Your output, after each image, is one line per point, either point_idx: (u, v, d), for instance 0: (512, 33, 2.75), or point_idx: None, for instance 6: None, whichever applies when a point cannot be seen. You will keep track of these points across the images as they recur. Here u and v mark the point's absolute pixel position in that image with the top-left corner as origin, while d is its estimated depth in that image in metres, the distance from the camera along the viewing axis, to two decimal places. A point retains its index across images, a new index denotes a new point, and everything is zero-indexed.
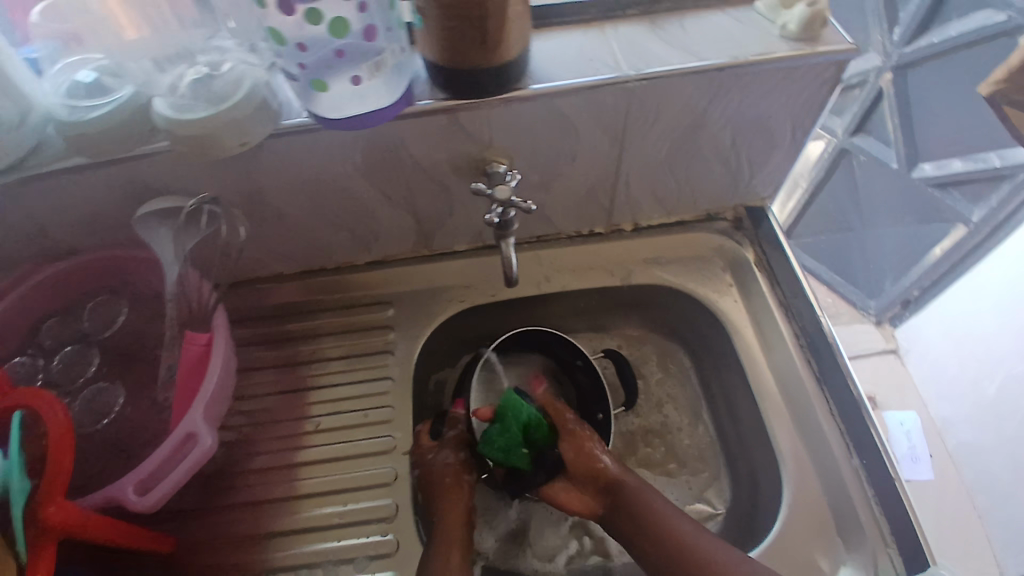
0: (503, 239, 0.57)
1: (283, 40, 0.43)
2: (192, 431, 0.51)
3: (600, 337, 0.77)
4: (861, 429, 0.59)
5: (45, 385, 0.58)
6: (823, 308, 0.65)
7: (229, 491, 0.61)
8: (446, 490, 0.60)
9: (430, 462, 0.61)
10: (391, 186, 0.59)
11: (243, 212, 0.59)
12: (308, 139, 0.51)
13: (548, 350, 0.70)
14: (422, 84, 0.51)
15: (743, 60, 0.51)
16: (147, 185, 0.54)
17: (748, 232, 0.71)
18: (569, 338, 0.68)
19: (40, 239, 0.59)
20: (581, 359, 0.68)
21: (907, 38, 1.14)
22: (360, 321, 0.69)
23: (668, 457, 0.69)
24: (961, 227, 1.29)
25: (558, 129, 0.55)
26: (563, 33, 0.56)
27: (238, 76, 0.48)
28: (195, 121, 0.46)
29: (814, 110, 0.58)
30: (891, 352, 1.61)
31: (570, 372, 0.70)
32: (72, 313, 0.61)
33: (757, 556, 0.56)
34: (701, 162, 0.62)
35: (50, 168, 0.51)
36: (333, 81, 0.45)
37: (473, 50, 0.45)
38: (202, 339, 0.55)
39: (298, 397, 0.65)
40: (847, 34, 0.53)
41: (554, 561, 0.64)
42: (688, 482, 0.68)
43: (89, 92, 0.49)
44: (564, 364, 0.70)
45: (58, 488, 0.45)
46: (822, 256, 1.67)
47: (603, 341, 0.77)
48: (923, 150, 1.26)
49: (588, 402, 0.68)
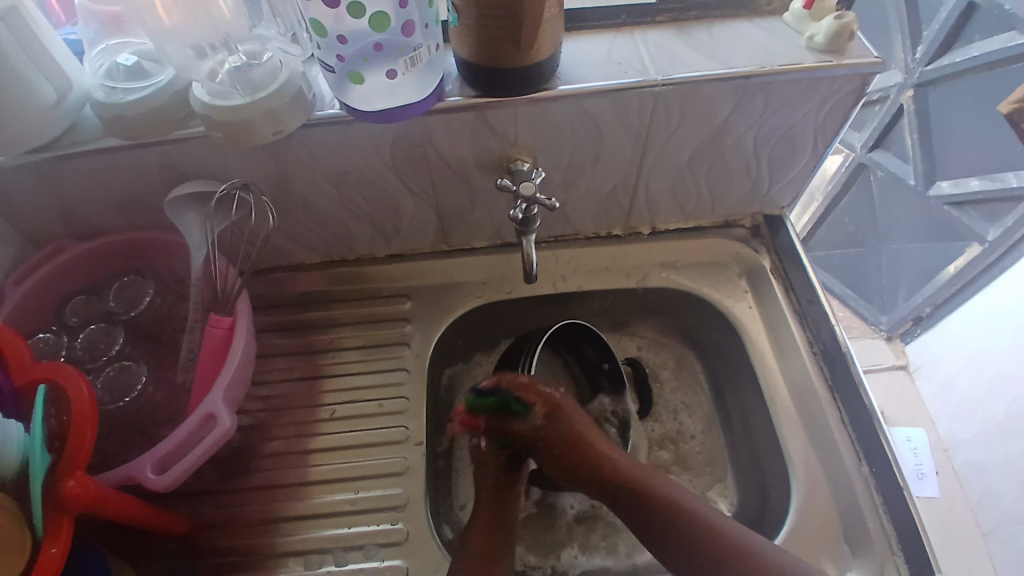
0: (525, 236, 0.57)
1: (324, 31, 0.44)
2: (211, 413, 0.51)
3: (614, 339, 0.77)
4: (873, 438, 0.60)
5: (68, 362, 0.59)
6: (837, 317, 0.66)
7: (243, 474, 0.62)
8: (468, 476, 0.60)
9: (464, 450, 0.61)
10: (416, 180, 0.60)
11: (270, 199, 0.60)
12: (339, 130, 0.52)
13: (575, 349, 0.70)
14: (453, 82, 0.52)
15: (770, 69, 0.52)
16: (179, 169, 0.55)
17: (765, 240, 0.72)
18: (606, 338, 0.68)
19: (71, 218, 0.60)
20: (608, 362, 0.69)
21: (929, 57, 1.14)
22: (377, 313, 0.70)
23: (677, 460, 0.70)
24: (976, 246, 1.29)
25: (583, 130, 0.56)
26: (592, 36, 0.57)
27: (275, 66, 0.50)
28: (233, 108, 0.48)
29: (837, 121, 0.58)
30: (901, 369, 1.61)
31: (593, 374, 0.70)
32: (99, 292, 0.62)
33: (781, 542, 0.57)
34: (723, 168, 0.63)
35: (88, 149, 0.52)
36: (369, 74, 0.46)
37: (506, 49, 0.46)
38: (225, 322, 0.55)
39: (314, 384, 0.66)
40: (873, 47, 0.53)
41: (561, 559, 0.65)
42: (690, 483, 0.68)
43: (127, 74, 0.51)
44: (586, 365, 0.71)
45: (78, 462, 0.46)
46: (835, 270, 1.67)
47: (622, 345, 0.77)
48: (940, 168, 1.26)
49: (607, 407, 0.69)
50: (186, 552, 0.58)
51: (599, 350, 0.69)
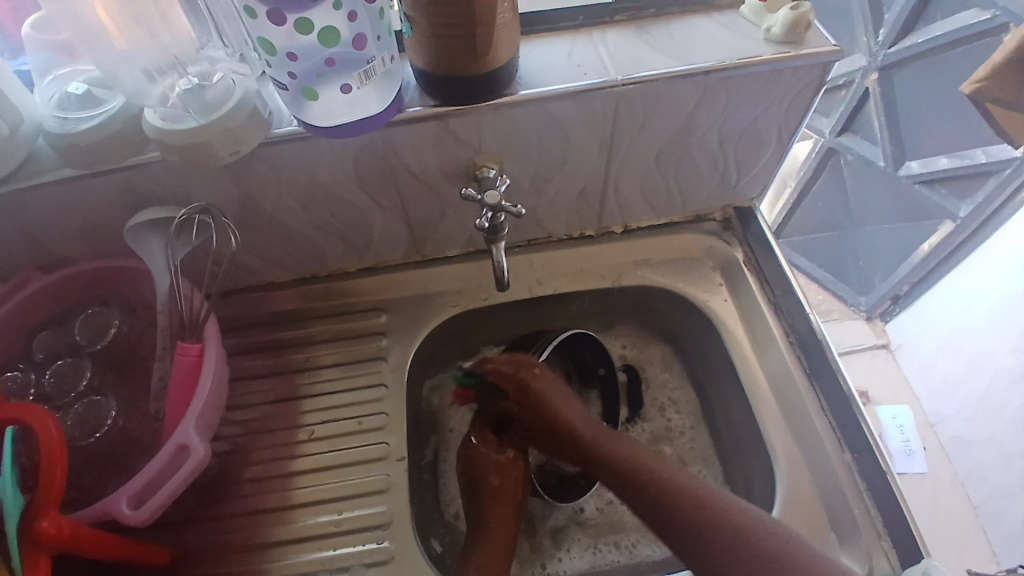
0: (494, 243, 0.57)
1: (273, 49, 0.42)
2: (184, 443, 0.50)
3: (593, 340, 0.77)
4: (853, 426, 0.60)
5: (37, 399, 0.58)
6: (812, 307, 0.66)
7: (224, 501, 0.60)
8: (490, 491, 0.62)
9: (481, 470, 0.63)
10: (383, 193, 0.59)
11: (235, 220, 0.59)
12: (300, 148, 0.51)
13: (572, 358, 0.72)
14: (411, 92, 0.51)
15: (730, 64, 0.52)
16: (139, 196, 0.54)
17: (737, 232, 0.72)
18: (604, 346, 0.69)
19: (34, 251, 0.58)
20: (605, 366, 0.70)
21: (892, 39, 1.15)
22: (352, 329, 0.69)
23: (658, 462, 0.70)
24: (949, 224, 1.31)
25: (548, 135, 0.56)
26: (551, 39, 0.56)
27: (229, 86, 0.50)
28: (187, 131, 0.47)
29: (799, 112, 0.59)
30: (882, 348, 1.62)
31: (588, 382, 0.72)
32: (65, 325, 0.61)
33: (778, 514, 0.58)
34: (690, 164, 0.63)
35: (44, 180, 0.51)
36: (324, 89, 0.45)
37: (463, 57, 0.45)
38: (194, 349, 0.53)
39: (292, 405, 0.65)
40: (830, 36, 0.54)
41: (547, 566, 0.65)
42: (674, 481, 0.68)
43: (80, 103, 0.51)
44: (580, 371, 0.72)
45: (50, 502, 0.44)
46: (812, 255, 1.69)
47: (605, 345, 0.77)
48: (910, 149, 1.27)
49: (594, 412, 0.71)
50: None
51: (596, 356, 0.70)
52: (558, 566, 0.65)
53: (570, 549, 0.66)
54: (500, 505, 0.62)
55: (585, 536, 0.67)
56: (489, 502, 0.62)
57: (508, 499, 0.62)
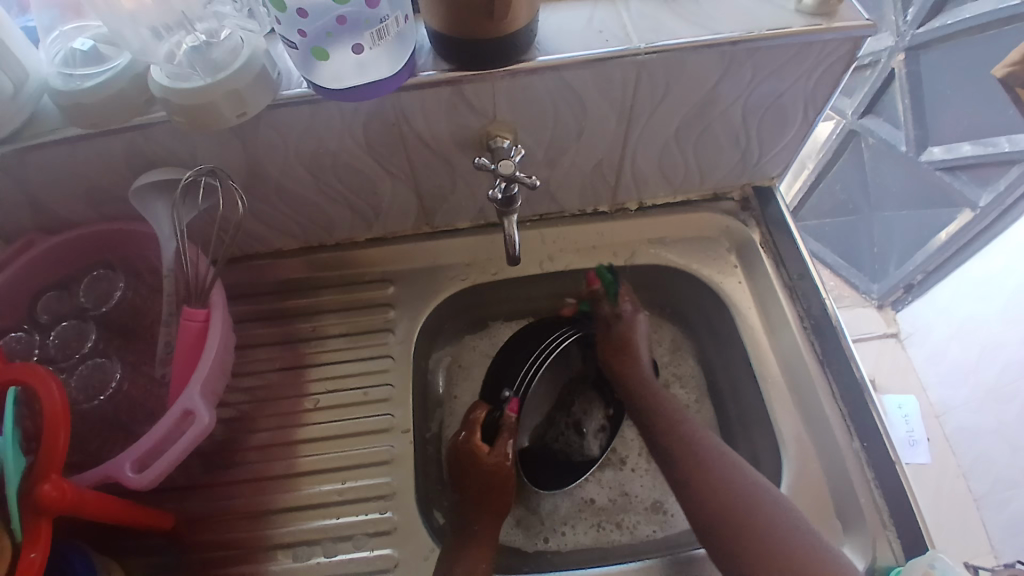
0: (506, 216, 0.55)
1: (283, 5, 0.40)
2: (189, 409, 0.49)
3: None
4: (866, 415, 0.59)
5: (41, 361, 0.57)
6: (829, 292, 0.65)
7: (228, 467, 0.60)
8: (493, 489, 0.62)
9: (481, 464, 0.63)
10: (393, 161, 0.57)
11: (242, 186, 0.58)
12: (310, 111, 0.50)
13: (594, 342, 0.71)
14: (426, 55, 0.49)
15: (758, 35, 0.49)
16: (145, 157, 0.53)
17: (755, 213, 0.70)
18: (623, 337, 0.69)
19: (38, 212, 0.58)
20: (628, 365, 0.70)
21: (919, 19, 1.11)
22: (360, 299, 0.68)
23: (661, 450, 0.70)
24: (968, 212, 1.29)
25: (565, 104, 0.54)
26: (572, 4, 0.54)
27: (237, 45, 0.47)
28: (193, 91, 0.45)
29: (827, 88, 0.56)
30: (892, 336, 1.60)
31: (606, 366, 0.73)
32: (70, 287, 0.60)
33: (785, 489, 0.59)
34: (710, 140, 0.61)
35: (46, 139, 0.49)
36: (334, 51, 0.44)
37: (480, 20, 0.43)
38: (200, 314, 0.53)
39: (297, 374, 0.65)
40: (863, 10, 0.51)
41: (547, 542, 0.65)
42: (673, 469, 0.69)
43: (84, 60, 0.48)
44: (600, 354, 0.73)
45: (53, 466, 0.43)
46: (828, 240, 1.64)
47: None
48: (932, 134, 1.24)
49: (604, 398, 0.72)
50: (173, 548, 0.57)
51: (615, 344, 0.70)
52: (559, 543, 0.65)
53: (574, 525, 0.66)
54: (493, 517, 0.61)
55: (590, 513, 0.67)
56: (482, 512, 0.61)
57: (498, 511, 0.62)
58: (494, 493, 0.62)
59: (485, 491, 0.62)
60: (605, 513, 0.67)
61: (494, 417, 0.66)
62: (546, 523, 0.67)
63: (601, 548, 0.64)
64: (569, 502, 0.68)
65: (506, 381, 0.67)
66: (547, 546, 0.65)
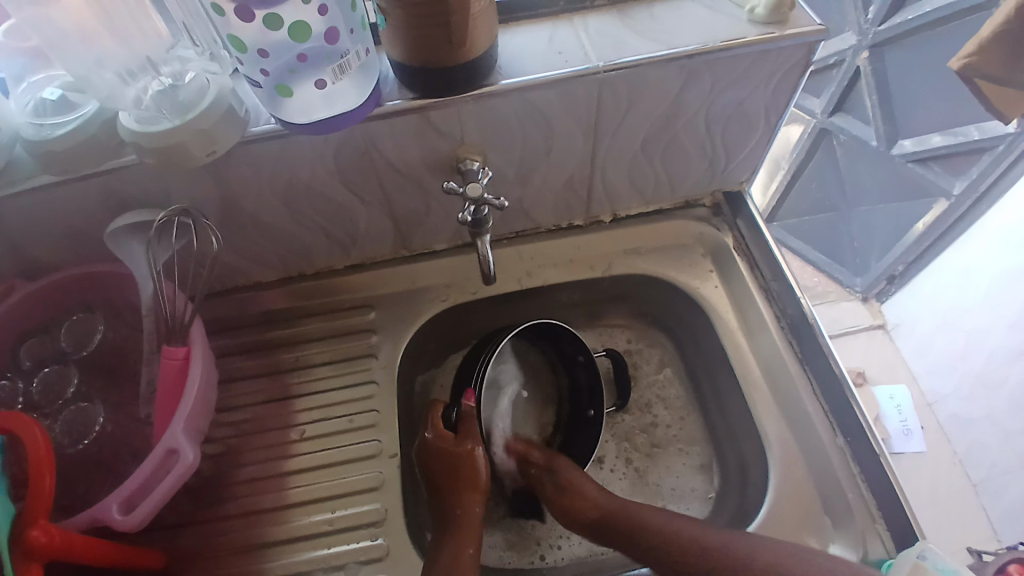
0: (479, 236, 0.56)
1: (243, 45, 0.41)
2: (173, 447, 0.49)
3: (601, 334, 0.78)
4: (847, 411, 0.60)
5: (25, 408, 0.58)
6: (804, 291, 0.65)
7: (217, 502, 0.60)
8: (465, 486, 0.61)
9: (449, 451, 0.62)
10: (364, 188, 0.58)
11: (216, 221, 0.58)
12: (279, 145, 0.51)
13: (555, 342, 0.71)
14: (390, 84, 0.50)
15: (713, 47, 0.51)
16: (120, 199, 0.53)
17: (727, 218, 0.72)
18: (577, 334, 0.68)
19: (18, 258, 0.58)
20: (583, 354, 0.70)
21: (882, 17, 1.13)
22: (342, 325, 0.69)
23: (660, 448, 0.71)
24: (944, 202, 1.31)
25: (530, 123, 0.55)
26: (531, 27, 0.55)
27: (203, 85, 0.48)
28: (163, 132, 0.46)
29: (787, 93, 0.58)
30: (879, 328, 1.62)
31: (571, 366, 0.72)
32: (50, 332, 0.60)
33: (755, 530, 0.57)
34: (677, 148, 0.62)
35: (21, 188, 0.50)
36: (298, 86, 0.44)
37: (440, 48, 0.44)
38: (180, 352, 0.53)
39: (282, 405, 0.65)
40: (815, 15, 0.53)
41: (545, 558, 0.66)
42: (671, 487, 0.69)
43: (55, 109, 0.49)
44: (563, 355, 0.73)
45: (41, 510, 0.43)
46: (807, 238, 1.68)
47: (609, 336, 0.78)
48: (903, 128, 1.26)
49: (581, 399, 0.72)
50: None
51: (572, 343, 0.70)
52: (556, 557, 0.66)
53: (569, 537, 0.67)
54: (475, 495, 0.61)
55: None
56: (460, 493, 0.61)
57: (476, 489, 0.61)
58: (463, 475, 0.61)
59: (457, 474, 0.61)
60: None
61: (456, 412, 0.65)
62: (543, 540, 0.67)
63: (594, 558, 0.65)
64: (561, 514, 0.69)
65: (466, 378, 0.66)
66: (545, 562, 0.66)
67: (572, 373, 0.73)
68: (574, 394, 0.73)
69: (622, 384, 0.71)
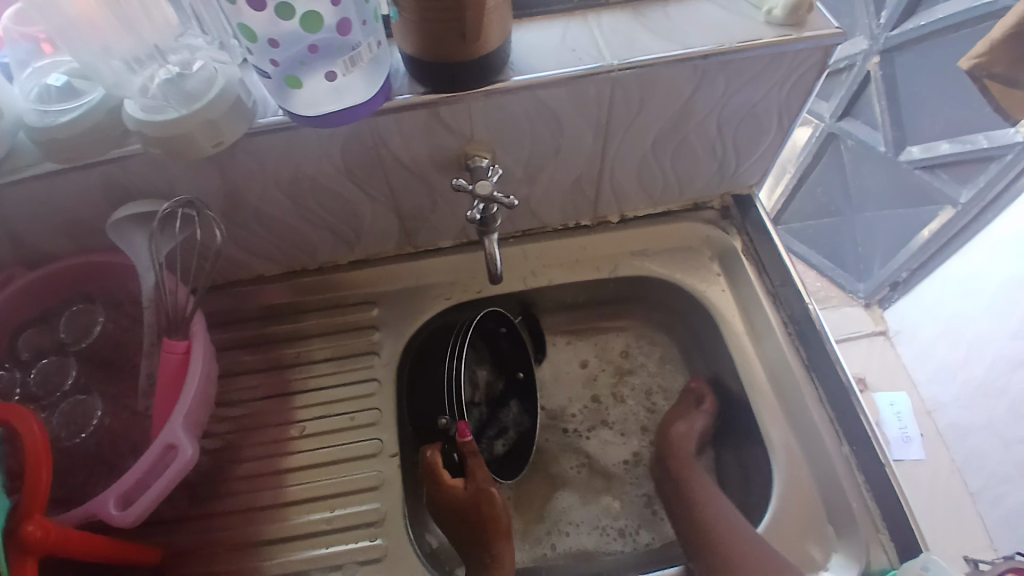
0: (486, 235, 0.55)
1: (254, 35, 0.40)
2: (171, 442, 0.48)
3: (598, 343, 0.77)
4: (851, 417, 0.59)
5: (23, 399, 0.57)
6: (811, 296, 0.65)
7: (215, 497, 0.60)
8: (493, 535, 0.59)
9: (462, 498, 0.60)
10: (371, 183, 0.57)
11: (220, 213, 0.57)
12: (286, 138, 0.50)
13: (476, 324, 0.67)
14: (401, 78, 0.50)
15: (729, 48, 0.50)
16: (123, 190, 0.53)
17: (736, 222, 0.71)
18: (500, 311, 0.68)
19: (18, 248, 0.57)
20: (506, 326, 0.70)
21: (893, 22, 1.12)
22: (345, 322, 0.68)
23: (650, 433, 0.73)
24: (950, 209, 1.30)
25: (541, 122, 0.54)
26: (544, 24, 0.54)
27: (211, 74, 0.47)
28: (166, 121, 0.45)
29: (801, 95, 0.57)
30: (880, 335, 1.62)
31: (491, 338, 0.70)
32: (49, 322, 0.59)
33: (762, 534, 0.57)
34: (687, 150, 0.61)
35: (21, 176, 0.49)
36: (307, 78, 0.43)
37: (453, 41, 0.43)
38: (180, 346, 0.52)
39: (283, 401, 0.64)
40: (833, 19, 0.52)
41: (556, 547, 0.66)
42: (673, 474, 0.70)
43: (59, 96, 0.47)
44: (483, 332, 0.69)
45: (37, 504, 0.43)
46: (811, 241, 1.68)
47: (606, 342, 0.76)
48: (911, 134, 1.26)
49: (505, 363, 0.72)
50: None
51: (496, 317, 0.68)
52: (563, 543, 0.66)
53: (579, 524, 0.67)
54: (506, 539, 0.59)
55: (596, 514, 0.68)
56: (491, 541, 0.58)
57: (504, 533, 0.59)
58: (486, 522, 0.59)
59: (481, 523, 0.59)
60: (610, 518, 0.68)
61: (456, 455, 0.63)
62: (552, 529, 0.67)
63: (603, 551, 0.66)
64: (581, 495, 0.69)
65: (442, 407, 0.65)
66: (557, 551, 0.66)
67: (490, 343, 0.71)
68: (497, 364, 0.72)
69: (535, 335, 0.74)
